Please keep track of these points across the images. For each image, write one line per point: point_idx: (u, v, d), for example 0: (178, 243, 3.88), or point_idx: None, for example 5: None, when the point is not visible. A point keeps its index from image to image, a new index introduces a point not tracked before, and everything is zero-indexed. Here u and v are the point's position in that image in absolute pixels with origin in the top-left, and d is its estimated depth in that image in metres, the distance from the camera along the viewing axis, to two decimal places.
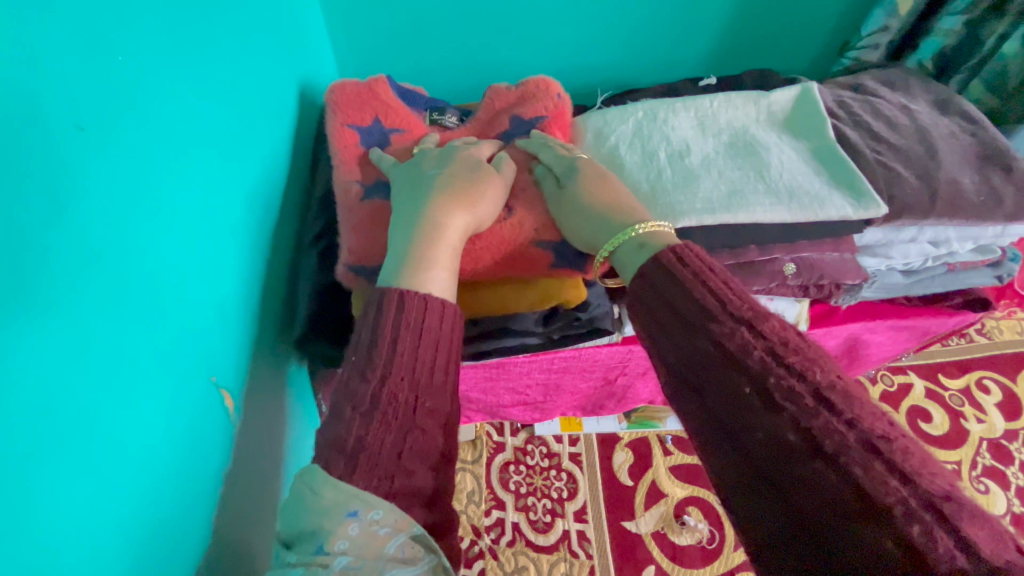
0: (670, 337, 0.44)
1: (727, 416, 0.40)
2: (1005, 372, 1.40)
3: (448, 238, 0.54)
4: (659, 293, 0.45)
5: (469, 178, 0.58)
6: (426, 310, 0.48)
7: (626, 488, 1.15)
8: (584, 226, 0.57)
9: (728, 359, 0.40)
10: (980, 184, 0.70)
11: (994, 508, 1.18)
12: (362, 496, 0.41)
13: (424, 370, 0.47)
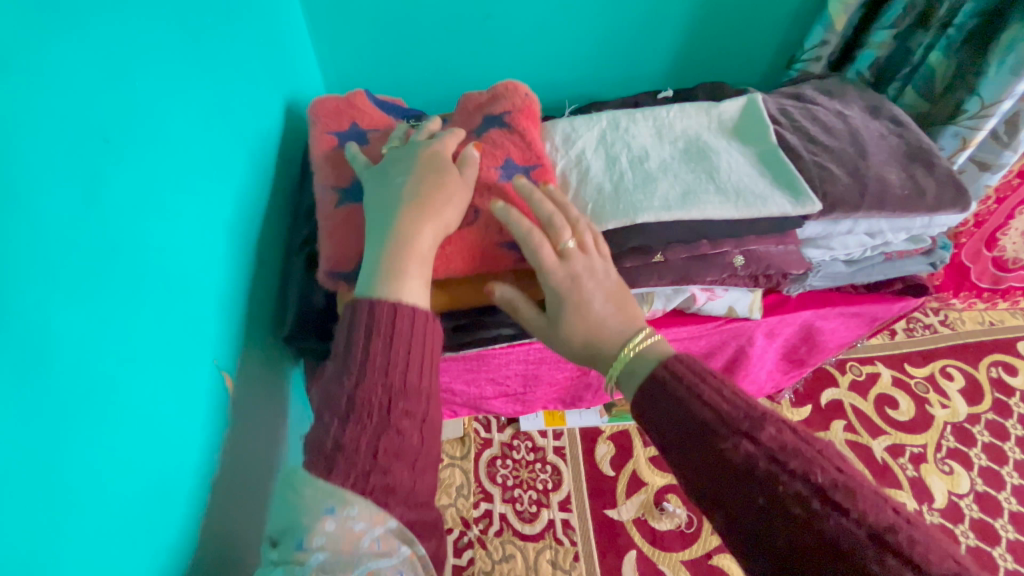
0: (686, 459, 0.51)
1: (746, 524, 0.46)
2: (967, 360, 1.48)
3: (417, 242, 0.60)
4: (666, 412, 0.53)
5: (433, 185, 0.64)
6: (396, 316, 0.54)
7: (608, 478, 1.20)
8: (581, 354, 0.66)
9: (740, 474, 0.47)
10: (905, 179, 0.78)
11: (958, 487, 1.24)
12: (337, 495, 0.48)
13: (396, 381, 0.53)
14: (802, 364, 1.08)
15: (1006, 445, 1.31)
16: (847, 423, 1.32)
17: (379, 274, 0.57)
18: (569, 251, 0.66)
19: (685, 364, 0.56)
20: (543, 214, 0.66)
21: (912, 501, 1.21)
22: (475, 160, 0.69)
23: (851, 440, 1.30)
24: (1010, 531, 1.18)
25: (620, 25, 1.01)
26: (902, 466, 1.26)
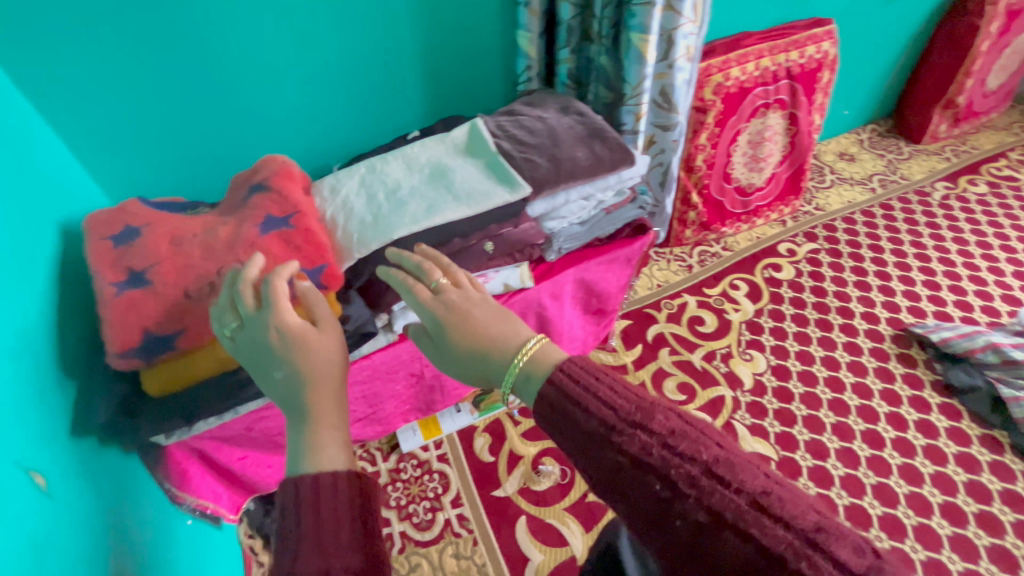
0: (587, 454, 0.54)
1: (646, 506, 0.51)
2: (747, 270, 1.85)
3: (330, 411, 0.64)
4: (562, 413, 0.56)
5: (308, 349, 0.67)
6: (312, 488, 0.55)
7: (490, 463, 1.34)
8: (478, 370, 0.68)
9: (637, 462, 0.51)
10: (588, 153, 1.04)
11: (759, 368, 1.55)
12: None
13: (331, 534, 0.52)
14: (604, 312, 1.32)
15: (785, 325, 1.66)
16: (671, 349, 1.60)
17: (302, 455, 0.59)
18: (446, 289, 0.74)
19: (579, 366, 0.59)
20: (415, 267, 0.78)
21: (729, 390, 1.49)
22: (313, 294, 0.75)
23: (676, 360, 1.57)
24: (800, 387, 1.49)
25: (365, 88, 1.22)
26: (717, 366, 1.55)
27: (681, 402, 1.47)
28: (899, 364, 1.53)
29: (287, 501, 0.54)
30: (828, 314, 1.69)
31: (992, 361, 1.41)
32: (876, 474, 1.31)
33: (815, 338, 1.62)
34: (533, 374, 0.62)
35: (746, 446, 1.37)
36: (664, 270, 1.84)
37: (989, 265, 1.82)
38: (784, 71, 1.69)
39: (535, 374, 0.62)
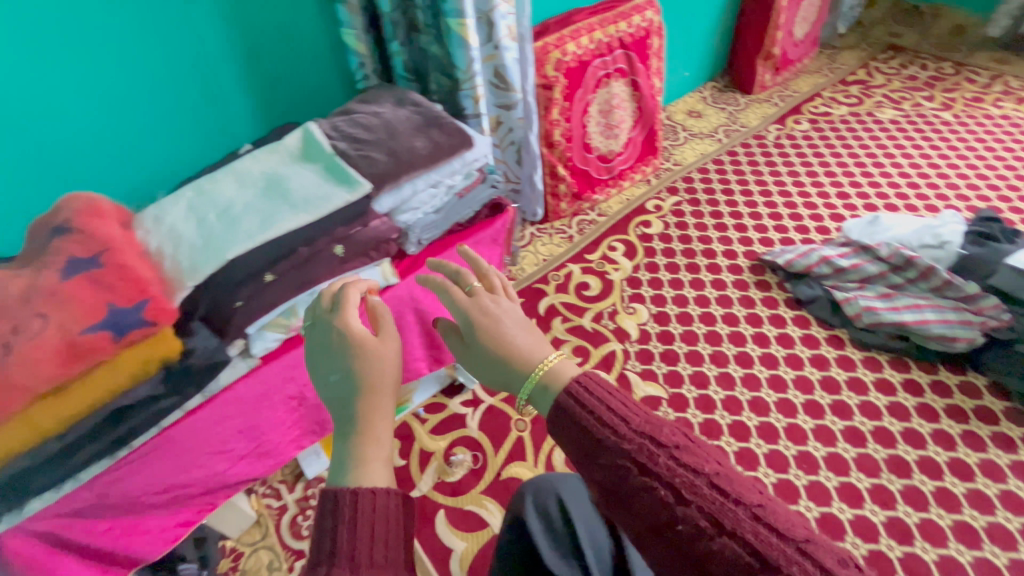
0: (593, 462, 0.56)
1: (647, 514, 0.52)
2: (622, 231, 1.97)
3: (379, 424, 0.64)
4: (574, 422, 0.57)
5: (365, 358, 0.67)
6: (348, 521, 0.55)
7: (402, 467, 1.33)
8: (497, 379, 0.67)
9: (642, 468, 0.53)
10: (425, 142, 1.06)
11: (642, 318, 1.66)
12: None
13: (365, 548, 0.54)
14: None
15: (661, 275, 1.79)
16: (563, 318, 1.66)
17: (341, 464, 0.60)
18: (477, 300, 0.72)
19: (593, 382, 0.60)
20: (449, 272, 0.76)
21: (619, 344, 1.58)
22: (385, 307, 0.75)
23: (569, 327, 1.64)
24: (679, 328, 1.61)
25: (181, 105, 1.13)
26: (606, 325, 1.64)
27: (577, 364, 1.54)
28: (758, 290, 1.71)
29: (326, 514, 0.56)
30: (695, 258, 1.84)
31: (826, 272, 1.63)
32: (749, 391, 1.44)
33: (687, 282, 1.76)
34: (548, 384, 0.62)
35: (640, 391, 1.46)
36: (548, 245, 1.91)
37: (819, 190, 2.07)
38: (617, 42, 1.80)
39: (549, 384, 0.62)
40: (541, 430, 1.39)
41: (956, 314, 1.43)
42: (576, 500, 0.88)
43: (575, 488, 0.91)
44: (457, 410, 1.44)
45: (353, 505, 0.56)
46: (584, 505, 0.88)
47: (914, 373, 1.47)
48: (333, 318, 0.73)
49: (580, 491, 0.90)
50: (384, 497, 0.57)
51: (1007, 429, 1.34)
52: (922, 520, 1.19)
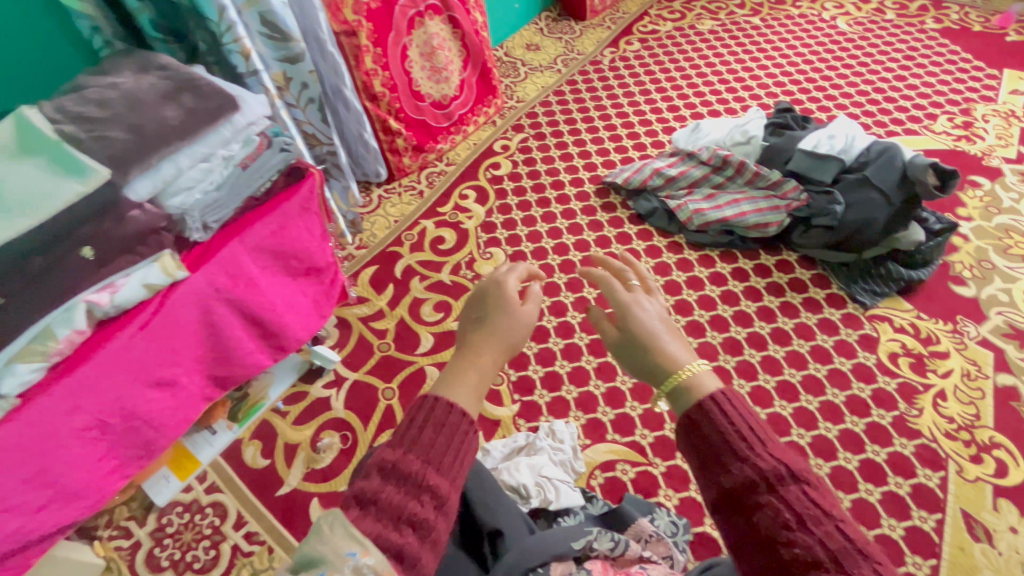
0: (714, 459, 0.58)
1: (762, 527, 0.54)
2: (472, 178, 1.92)
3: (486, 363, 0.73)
4: (703, 435, 0.59)
5: (503, 317, 0.77)
6: (433, 425, 0.63)
7: (267, 467, 1.24)
8: (641, 370, 0.68)
9: (769, 487, 0.55)
10: (178, 112, 0.93)
11: (500, 261, 1.65)
12: (363, 539, 0.55)
13: (438, 452, 0.63)
14: (314, 269, 1.26)
15: (514, 215, 1.79)
16: (421, 277, 1.61)
17: (447, 383, 0.70)
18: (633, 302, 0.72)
19: (738, 400, 0.61)
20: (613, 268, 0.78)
21: None
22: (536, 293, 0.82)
23: (428, 285, 1.59)
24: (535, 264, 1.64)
25: None
26: (464, 276, 1.61)
27: (439, 320, 1.50)
28: (604, 213, 1.77)
29: (421, 411, 0.65)
30: (545, 192, 1.86)
31: (659, 184, 1.72)
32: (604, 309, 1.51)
33: (539, 217, 1.78)
34: (683, 392, 0.63)
35: None
36: (398, 205, 1.83)
37: (652, 107, 2.15)
38: None
39: (685, 392, 0.63)
40: (409, 393, 1.36)
41: (766, 202, 1.58)
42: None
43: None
44: (320, 394, 1.36)
45: (444, 414, 0.65)
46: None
47: (740, 262, 1.60)
48: (505, 286, 0.80)
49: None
50: (467, 425, 0.65)
51: (815, 293, 1.51)
52: (752, 388, 1.33)
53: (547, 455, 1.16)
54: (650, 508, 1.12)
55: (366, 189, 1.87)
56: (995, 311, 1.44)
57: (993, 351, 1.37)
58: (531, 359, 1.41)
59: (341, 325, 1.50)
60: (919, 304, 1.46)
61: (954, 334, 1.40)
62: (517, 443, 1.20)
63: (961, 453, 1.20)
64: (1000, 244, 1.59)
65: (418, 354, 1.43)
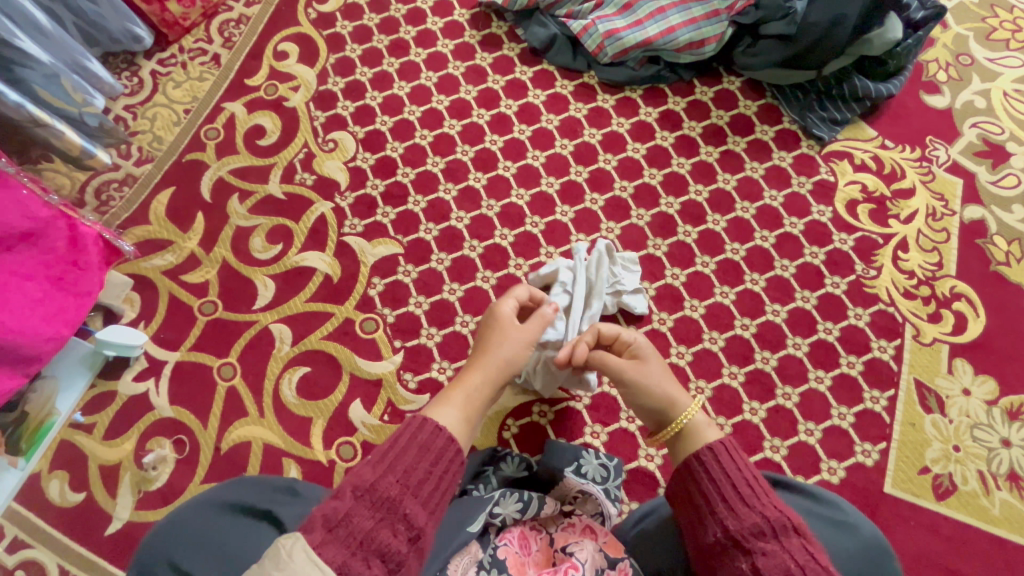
0: (714, 505, 0.66)
1: (765, 567, 0.58)
2: (289, 20, 1.28)
3: (472, 377, 0.77)
4: (707, 486, 0.68)
5: (505, 332, 0.82)
6: (416, 448, 0.62)
7: (83, 502, 0.94)
8: (650, 411, 0.80)
9: (769, 531, 0.61)
10: None
11: (348, 151, 1.17)
12: (324, 568, 0.47)
13: (418, 473, 0.61)
14: (17, 235, 0.80)
15: (360, 73, 1.24)
16: (240, 194, 1.13)
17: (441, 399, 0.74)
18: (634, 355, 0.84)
19: (732, 453, 0.70)
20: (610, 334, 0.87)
21: (327, 204, 1.12)
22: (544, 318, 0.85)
23: (252, 206, 1.12)
24: (400, 148, 1.17)
25: None
26: (302, 182, 1.14)
27: (278, 256, 1.09)
28: (486, 54, 1.25)
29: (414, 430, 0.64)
30: (399, 30, 1.27)
31: None
32: (498, 201, 1.13)
33: (396, 73, 1.24)
34: (682, 438, 0.76)
35: (368, 258, 1.08)
36: (184, 85, 1.22)
37: None
38: None
39: (684, 438, 0.76)
40: (255, 367, 1.01)
41: (700, 8, 1.13)
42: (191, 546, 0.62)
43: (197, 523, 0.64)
44: (133, 391, 1.00)
45: (430, 438, 0.64)
46: (212, 534, 0.63)
47: (670, 101, 1.20)
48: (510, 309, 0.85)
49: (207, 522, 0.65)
50: (458, 457, 0.64)
51: (762, 133, 1.17)
52: (688, 277, 1.07)
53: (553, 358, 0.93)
54: (575, 455, 0.91)
55: (130, 65, 1.23)
56: (969, 124, 1.17)
57: (963, 178, 1.13)
58: (411, 289, 1.06)
59: (140, 288, 1.06)
60: (883, 129, 1.17)
61: (920, 163, 1.14)
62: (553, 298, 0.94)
63: (920, 313, 1.03)
64: (982, 28, 1.25)
65: (256, 310, 1.05)
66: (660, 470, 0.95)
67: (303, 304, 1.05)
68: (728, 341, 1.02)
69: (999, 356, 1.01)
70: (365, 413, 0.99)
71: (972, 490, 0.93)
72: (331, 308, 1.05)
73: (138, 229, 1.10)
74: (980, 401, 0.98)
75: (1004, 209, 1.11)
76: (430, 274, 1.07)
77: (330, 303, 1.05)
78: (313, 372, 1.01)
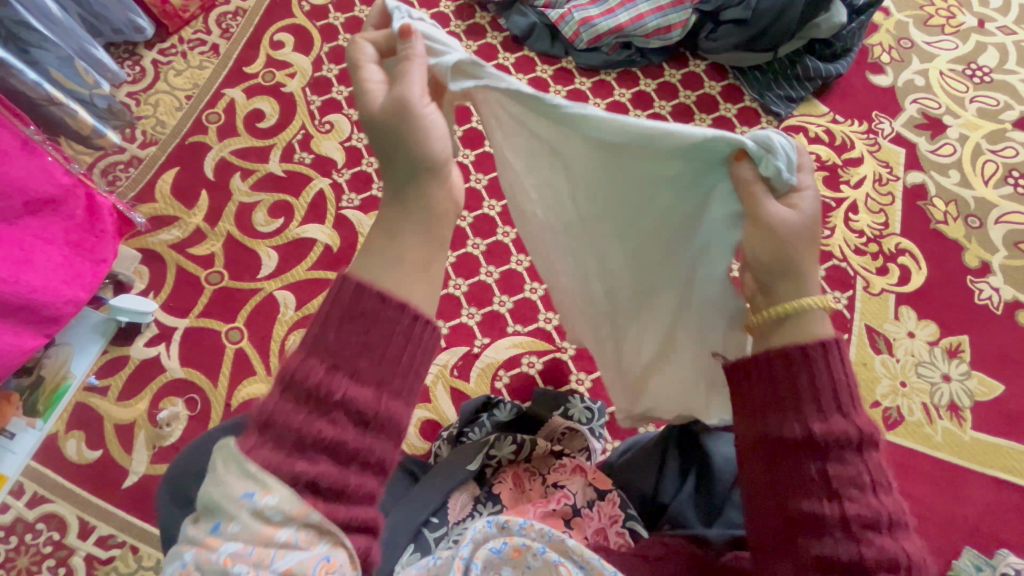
0: (795, 394, 0.49)
1: (836, 479, 0.46)
2: (284, 13, 1.36)
3: (406, 228, 0.49)
4: (793, 371, 0.50)
5: (410, 139, 0.50)
6: (337, 317, 0.43)
7: (99, 458, 0.99)
8: (768, 266, 0.52)
9: (857, 441, 0.47)
10: None
11: (344, 133, 1.25)
12: (262, 479, 0.39)
13: (353, 346, 0.43)
14: (41, 200, 0.86)
15: None
16: (242, 172, 1.20)
17: (373, 270, 0.47)
18: (789, 195, 0.52)
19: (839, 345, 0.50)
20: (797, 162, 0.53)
21: (325, 180, 1.20)
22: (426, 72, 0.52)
23: (254, 183, 1.19)
24: None
25: None
26: (301, 161, 1.22)
27: (280, 228, 1.16)
28: (471, 42, 1.34)
29: (345, 298, 0.44)
30: None
31: None
32: (485, 175, 1.21)
33: None
34: (798, 324, 0.51)
35: (365, 229, 1.16)
36: (185, 72, 1.29)
37: None
38: None
39: (800, 324, 0.51)
40: (261, 330, 1.08)
41: None
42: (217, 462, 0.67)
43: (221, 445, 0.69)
44: (144, 355, 1.06)
45: (356, 300, 0.44)
46: None
47: (642, 83, 1.30)
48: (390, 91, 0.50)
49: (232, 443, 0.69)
50: (409, 316, 0.45)
51: (725, 110, 1.28)
52: None
53: (653, 161, 0.55)
54: (562, 400, 0.99)
55: (132, 55, 1.30)
56: (910, 100, 1.30)
57: (905, 147, 1.25)
58: None
59: (148, 261, 1.13)
60: (833, 106, 1.29)
61: (868, 136, 1.26)
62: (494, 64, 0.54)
63: (869, 267, 1.15)
64: (919, 15, 1.38)
65: (261, 278, 1.12)
66: None
67: (305, 272, 1.12)
68: None
69: (939, 302, 1.12)
70: None
71: (917, 420, 1.04)
72: (332, 275, 1.12)
73: (145, 207, 1.16)
74: (923, 342, 1.09)
75: (942, 174, 1.23)
76: None
77: (331, 270, 1.13)
78: None
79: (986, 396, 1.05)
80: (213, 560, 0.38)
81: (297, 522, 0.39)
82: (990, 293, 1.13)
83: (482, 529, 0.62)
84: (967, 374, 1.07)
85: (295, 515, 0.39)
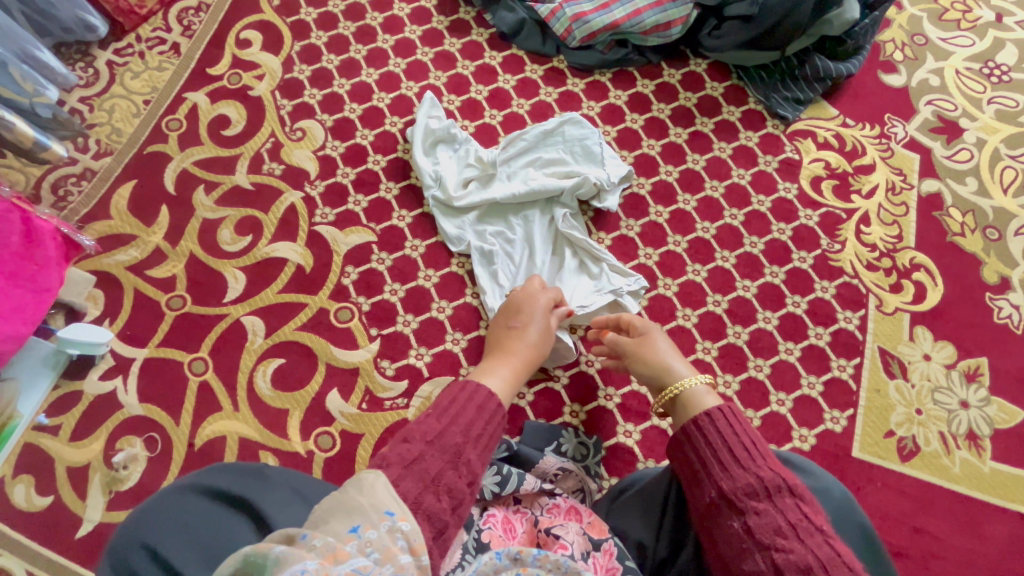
0: (705, 470, 0.62)
1: (758, 531, 0.54)
2: (250, 7, 1.25)
3: (510, 354, 0.82)
4: (699, 449, 0.63)
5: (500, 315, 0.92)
6: (474, 406, 0.62)
7: (50, 505, 0.91)
8: (652, 372, 0.79)
9: (765, 493, 0.57)
10: None
11: (317, 141, 1.15)
12: (402, 505, 0.51)
13: (476, 426, 0.61)
14: None
15: (326, 61, 1.22)
16: (205, 185, 1.10)
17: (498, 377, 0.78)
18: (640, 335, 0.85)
19: (726, 417, 0.65)
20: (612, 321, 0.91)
21: (297, 193, 1.10)
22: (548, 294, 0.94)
23: (219, 197, 1.10)
24: (369, 136, 1.15)
25: None
26: (270, 172, 1.12)
27: (247, 248, 1.06)
28: (454, 39, 1.24)
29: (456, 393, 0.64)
30: (365, 17, 1.25)
31: None
32: None
33: (363, 60, 1.22)
34: (684, 405, 0.71)
35: (341, 247, 1.07)
36: (143, 75, 1.18)
37: None
38: None
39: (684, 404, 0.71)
40: (227, 360, 0.99)
41: None
42: (176, 536, 0.54)
43: (183, 514, 0.56)
44: (99, 390, 0.97)
45: (486, 397, 0.64)
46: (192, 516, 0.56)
47: (640, 84, 1.21)
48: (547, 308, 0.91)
49: (198, 515, 0.56)
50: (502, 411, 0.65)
51: (728, 114, 1.19)
52: (661, 256, 1.08)
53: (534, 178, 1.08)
54: (555, 435, 0.94)
55: (84, 56, 1.19)
56: (925, 101, 1.21)
57: (920, 153, 1.17)
58: (385, 276, 1.05)
59: (103, 285, 1.03)
60: (843, 108, 1.20)
61: (880, 140, 1.18)
62: (485, 160, 1.08)
63: (882, 284, 1.07)
64: (934, 9, 1.29)
65: (227, 302, 1.03)
66: (638, 445, 0.97)
67: (275, 295, 1.03)
68: (701, 317, 1.04)
69: (956, 322, 1.05)
70: (343, 402, 0.97)
71: (934, 451, 0.97)
72: (305, 299, 1.03)
73: (98, 224, 1.06)
74: (940, 365, 1.02)
75: (959, 182, 1.15)
76: (405, 261, 1.06)
77: (302, 293, 1.04)
78: (288, 363, 1.00)
79: (1007, 423, 0.99)
80: (337, 572, 0.42)
81: (412, 560, 0.47)
82: (1010, 311, 1.06)
83: (490, 561, 0.60)
84: (986, 401, 1.00)
85: (416, 553, 0.48)
